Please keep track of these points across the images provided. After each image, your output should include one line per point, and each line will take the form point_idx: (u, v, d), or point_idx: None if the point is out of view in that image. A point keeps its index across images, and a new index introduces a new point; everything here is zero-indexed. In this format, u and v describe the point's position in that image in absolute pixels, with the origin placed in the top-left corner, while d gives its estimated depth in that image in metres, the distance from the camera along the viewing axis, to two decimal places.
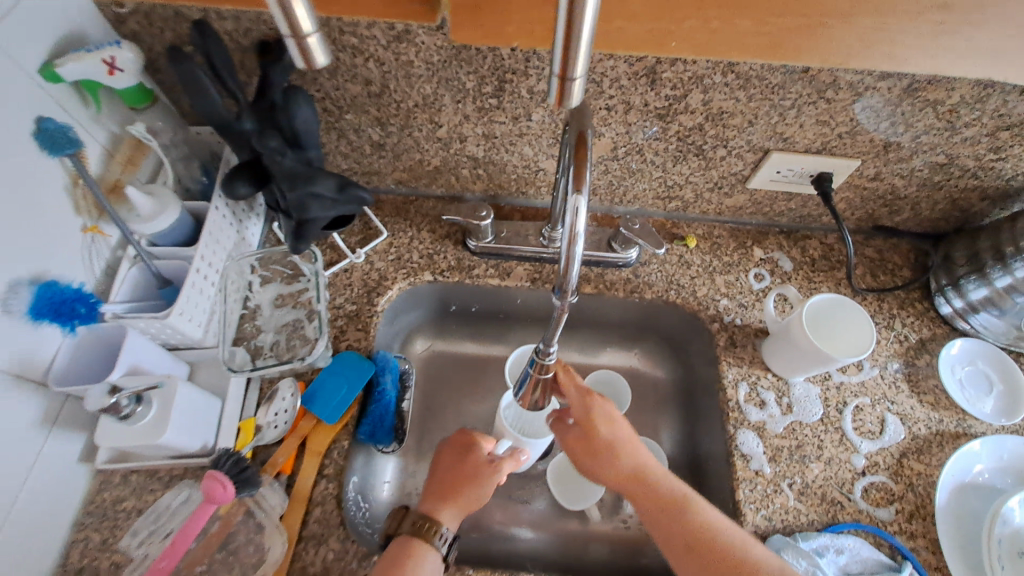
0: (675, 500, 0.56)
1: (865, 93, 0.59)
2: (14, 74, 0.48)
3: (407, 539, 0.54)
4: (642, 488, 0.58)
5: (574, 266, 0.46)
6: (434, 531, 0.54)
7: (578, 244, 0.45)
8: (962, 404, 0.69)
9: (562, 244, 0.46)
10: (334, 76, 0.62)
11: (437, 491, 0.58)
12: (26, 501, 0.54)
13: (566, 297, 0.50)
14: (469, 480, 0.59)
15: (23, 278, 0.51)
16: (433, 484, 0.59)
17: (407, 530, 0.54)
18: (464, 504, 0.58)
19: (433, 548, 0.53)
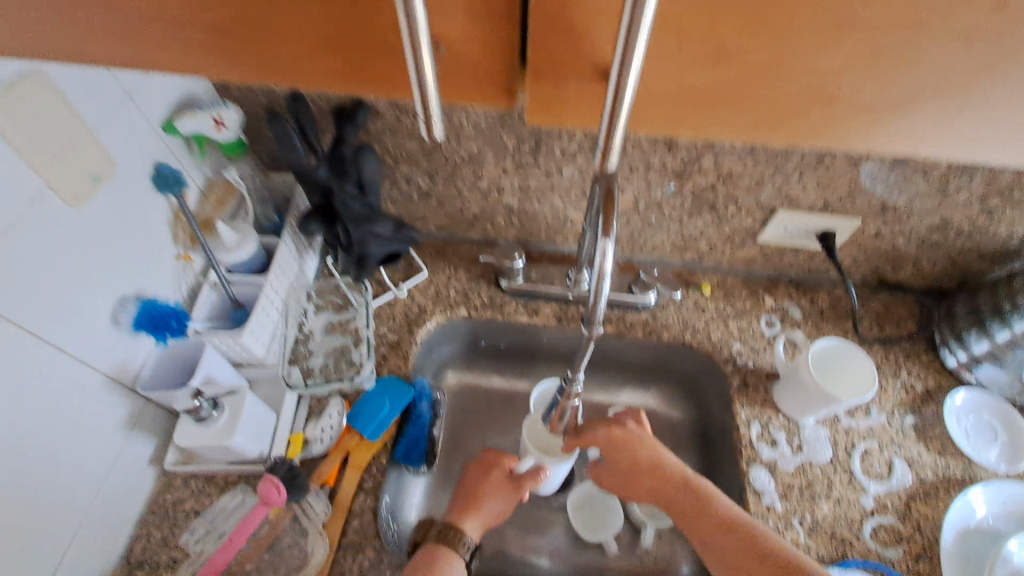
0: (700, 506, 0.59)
1: (862, 161, 0.66)
2: (142, 128, 0.59)
3: (434, 545, 0.61)
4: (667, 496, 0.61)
5: (601, 299, 0.55)
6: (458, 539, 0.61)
7: (605, 281, 0.53)
8: (967, 451, 0.72)
9: (591, 281, 0.54)
10: (395, 135, 0.72)
11: (463, 502, 0.66)
12: (105, 495, 0.60)
13: (592, 327, 0.58)
14: (495, 492, 0.66)
15: (129, 294, 0.60)
16: (461, 496, 0.67)
17: (434, 538, 0.62)
18: (487, 515, 0.65)
19: (458, 554, 0.60)
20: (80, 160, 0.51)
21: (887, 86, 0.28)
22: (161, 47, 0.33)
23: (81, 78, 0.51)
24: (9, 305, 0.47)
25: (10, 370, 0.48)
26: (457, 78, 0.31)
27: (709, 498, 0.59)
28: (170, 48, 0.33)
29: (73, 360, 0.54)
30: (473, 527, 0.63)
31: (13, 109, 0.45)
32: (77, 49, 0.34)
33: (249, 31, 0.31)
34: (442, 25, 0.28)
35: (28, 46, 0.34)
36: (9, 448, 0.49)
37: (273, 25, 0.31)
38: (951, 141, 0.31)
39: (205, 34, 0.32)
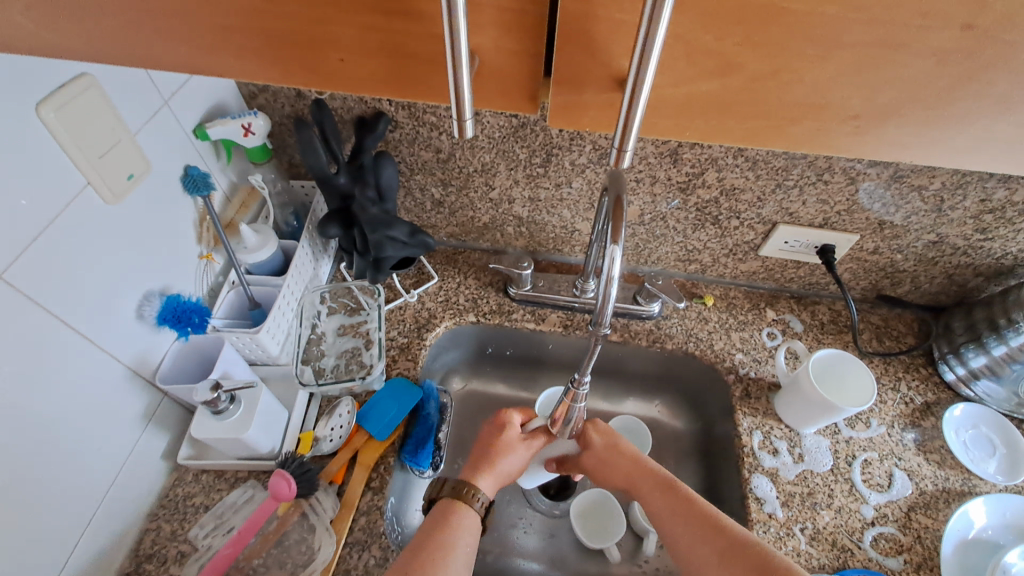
0: (683, 496, 0.60)
1: (859, 178, 0.69)
2: (176, 132, 0.62)
3: (449, 501, 0.59)
4: (653, 488, 0.62)
5: (608, 305, 0.57)
6: (475, 493, 0.60)
7: (613, 286, 0.55)
8: (966, 463, 0.73)
9: (600, 285, 0.57)
10: (412, 145, 0.75)
11: (477, 461, 0.66)
12: (119, 486, 0.61)
13: (600, 327, 0.60)
14: (511, 456, 0.67)
15: (155, 290, 0.62)
16: (476, 456, 0.67)
17: (448, 493, 0.60)
18: (501, 476, 0.65)
19: (472, 509, 0.59)
20: (121, 160, 0.54)
21: (875, 98, 0.31)
22: (215, 53, 0.36)
23: (124, 83, 0.54)
24: (44, 294, 0.50)
25: (43, 356, 0.50)
26: (489, 84, 0.34)
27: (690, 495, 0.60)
28: (222, 53, 0.36)
29: (100, 351, 0.56)
30: (488, 484, 0.63)
31: (63, 111, 0.48)
32: (132, 51, 0.37)
33: (299, 39, 0.34)
34: (478, 38, 0.31)
35: (88, 47, 0.37)
36: (35, 433, 0.51)
37: (320, 34, 0.34)
38: (940, 150, 0.33)
39: (258, 41, 0.35)
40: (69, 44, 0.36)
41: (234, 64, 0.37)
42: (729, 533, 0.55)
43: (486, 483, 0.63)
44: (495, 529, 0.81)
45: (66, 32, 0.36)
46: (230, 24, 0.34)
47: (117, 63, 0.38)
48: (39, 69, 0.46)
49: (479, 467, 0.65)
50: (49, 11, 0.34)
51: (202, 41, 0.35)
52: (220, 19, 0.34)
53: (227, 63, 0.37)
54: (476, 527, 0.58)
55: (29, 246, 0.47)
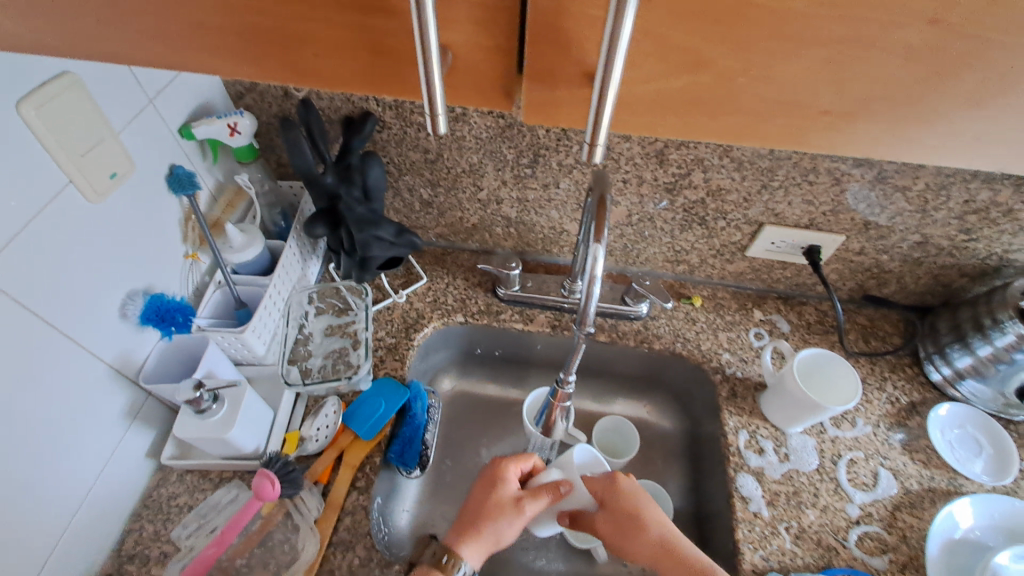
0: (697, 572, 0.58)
1: (843, 179, 0.70)
2: (161, 132, 0.62)
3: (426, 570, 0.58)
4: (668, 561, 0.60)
5: (591, 304, 0.58)
6: (455, 566, 0.58)
7: (595, 285, 0.56)
8: (952, 463, 0.74)
9: (583, 284, 0.57)
10: (399, 146, 0.76)
11: (466, 525, 0.61)
12: (102, 486, 0.61)
13: (584, 327, 0.61)
14: (507, 521, 0.61)
15: (139, 289, 0.62)
16: (466, 515, 0.62)
17: (427, 560, 0.59)
18: (490, 544, 0.61)
19: None
20: (104, 158, 0.54)
21: (844, 94, 0.31)
22: (191, 49, 0.36)
23: (107, 81, 0.54)
24: (25, 291, 0.49)
25: (24, 354, 0.50)
26: (464, 81, 0.34)
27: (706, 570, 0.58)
28: (199, 50, 0.36)
29: (82, 350, 0.56)
30: (473, 555, 0.60)
31: (45, 108, 0.48)
32: (110, 47, 0.37)
33: (275, 36, 0.34)
34: (451, 35, 0.31)
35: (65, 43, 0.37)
36: (15, 432, 0.50)
37: (295, 30, 0.34)
38: (911, 145, 0.33)
39: (234, 37, 0.35)
40: (46, 39, 0.37)
41: (211, 59, 0.37)
42: None
43: (471, 554, 0.60)
44: None
45: (42, 27, 0.36)
46: (206, 20, 0.34)
47: (94, 59, 0.38)
48: (20, 65, 0.46)
49: (466, 532, 0.61)
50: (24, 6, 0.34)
51: (178, 38, 0.35)
52: (195, 15, 0.34)
53: (204, 59, 0.37)
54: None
55: (10, 242, 0.47)
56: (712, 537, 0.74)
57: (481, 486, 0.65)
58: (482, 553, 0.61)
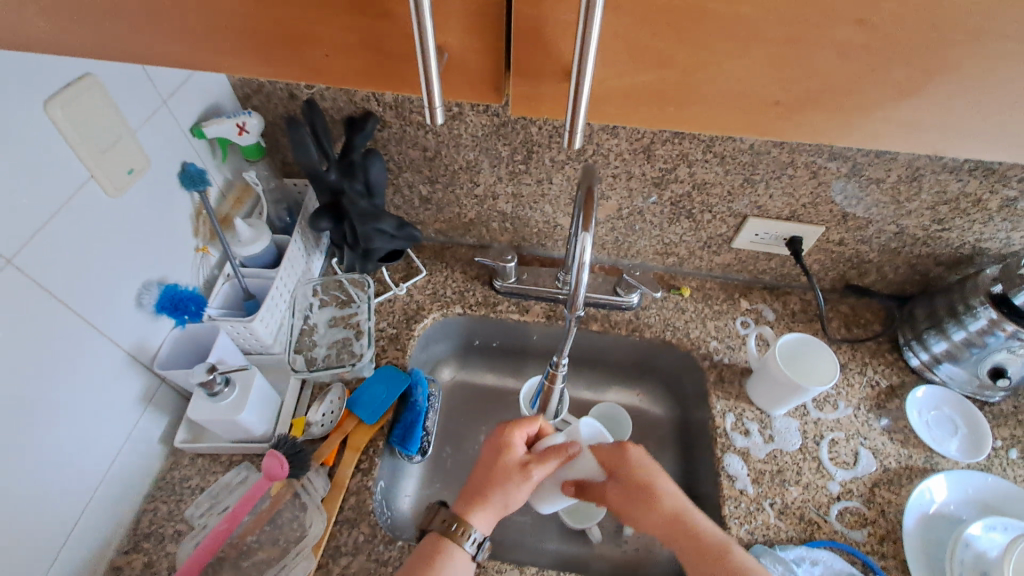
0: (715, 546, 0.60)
1: (820, 172, 0.74)
2: (173, 131, 0.65)
3: (436, 539, 0.60)
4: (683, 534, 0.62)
5: (580, 290, 0.62)
6: (465, 533, 0.61)
7: (584, 271, 0.59)
8: (929, 443, 0.77)
9: (573, 271, 0.61)
10: (399, 144, 0.79)
11: (476, 493, 0.64)
12: (119, 467, 0.64)
13: (573, 311, 0.65)
14: (514, 487, 0.64)
15: (153, 279, 0.65)
16: (475, 483, 0.65)
17: (436, 528, 0.61)
18: (498, 510, 0.63)
19: (461, 548, 0.60)
20: (123, 154, 0.58)
21: (794, 87, 0.34)
22: (209, 51, 0.40)
23: (125, 83, 0.58)
24: (50, 278, 0.53)
25: (48, 339, 0.53)
26: (456, 77, 0.38)
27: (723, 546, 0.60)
28: (216, 52, 0.40)
29: (102, 336, 0.59)
30: (483, 521, 0.62)
31: (68, 107, 0.52)
32: (132, 50, 0.40)
33: (286, 38, 0.38)
34: (444, 37, 0.35)
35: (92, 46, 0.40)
36: (41, 412, 0.54)
37: (305, 33, 0.37)
38: (855, 134, 0.37)
39: (249, 40, 0.38)
40: (77, 43, 0.40)
41: (228, 60, 0.40)
42: None
43: (481, 520, 0.62)
44: None
45: (71, 31, 0.39)
46: (223, 25, 0.38)
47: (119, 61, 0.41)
48: (45, 68, 0.50)
49: (474, 500, 0.63)
50: (56, 13, 0.38)
51: (197, 41, 0.39)
52: (213, 20, 0.37)
53: (221, 60, 0.40)
54: (465, 564, 0.60)
55: (37, 233, 0.51)
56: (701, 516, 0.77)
57: (487, 455, 0.67)
58: (490, 520, 0.63)
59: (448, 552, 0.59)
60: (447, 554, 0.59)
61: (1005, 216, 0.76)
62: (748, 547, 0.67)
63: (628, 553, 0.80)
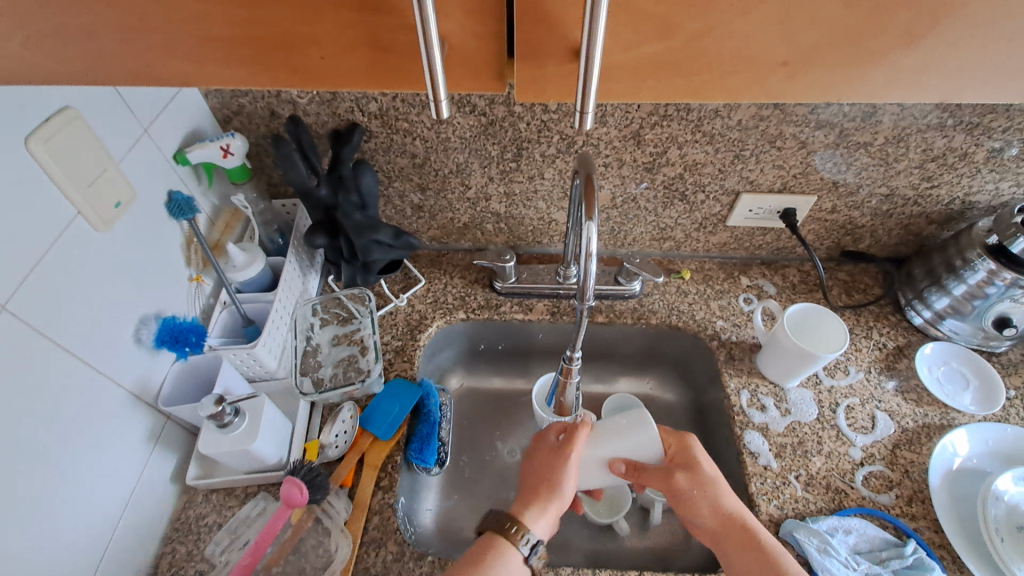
0: (762, 547, 0.60)
1: (809, 142, 0.74)
2: (156, 159, 0.64)
3: (490, 540, 0.60)
4: (733, 534, 0.61)
5: (590, 280, 0.61)
6: (522, 535, 0.60)
7: (592, 261, 0.59)
8: (943, 399, 0.78)
9: (580, 261, 0.60)
10: (388, 153, 0.78)
11: (529, 496, 0.63)
12: (132, 511, 0.61)
13: (583, 302, 0.64)
14: (566, 484, 0.63)
15: (150, 314, 0.64)
16: (528, 486, 0.64)
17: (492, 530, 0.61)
18: (555, 512, 0.63)
19: (516, 548, 0.59)
20: (110, 187, 0.56)
21: (799, 45, 0.34)
22: (201, 61, 0.39)
23: (104, 113, 0.56)
24: (46, 322, 0.51)
25: (49, 384, 0.51)
26: (460, 67, 0.37)
27: (768, 547, 0.60)
28: (207, 63, 0.39)
29: (102, 377, 0.57)
30: (540, 523, 0.61)
31: (51, 142, 0.50)
32: (122, 66, 0.39)
33: (279, 40, 0.37)
34: (446, 25, 0.34)
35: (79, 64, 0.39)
36: (46, 461, 0.51)
37: (298, 37, 0.37)
38: (857, 87, 0.37)
39: (242, 50, 0.38)
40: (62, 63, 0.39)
41: (222, 72, 0.39)
42: None
43: (538, 524, 0.61)
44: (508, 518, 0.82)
45: (55, 53, 0.38)
46: (216, 33, 0.37)
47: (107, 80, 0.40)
48: (24, 103, 0.48)
49: (530, 502, 0.63)
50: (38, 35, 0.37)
51: (189, 54, 0.38)
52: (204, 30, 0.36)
53: (212, 71, 0.39)
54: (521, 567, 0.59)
55: (29, 274, 0.49)
56: None
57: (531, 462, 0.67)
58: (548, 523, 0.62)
59: (505, 550, 0.58)
60: (504, 555, 0.58)
61: (992, 167, 0.77)
62: (780, 523, 0.67)
63: (658, 542, 0.79)
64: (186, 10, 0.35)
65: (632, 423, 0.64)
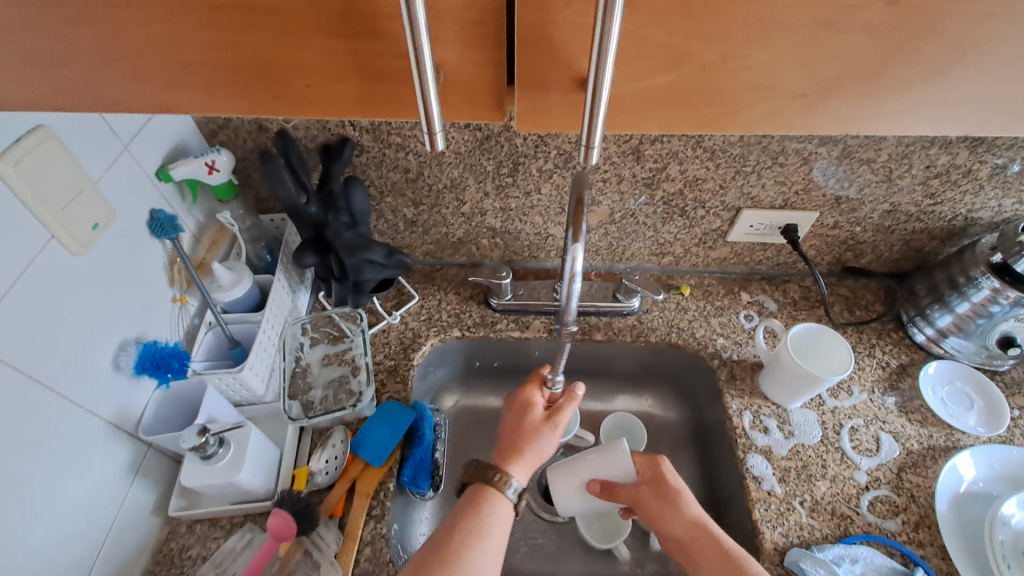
0: (729, 553, 0.58)
1: (812, 158, 0.73)
2: (138, 176, 0.61)
3: (477, 490, 0.61)
4: (701, 543, 0.60)
5: (572, 301, 0.60)
6: (506, 481, 0.61)
7: (575, 282, 0.57)
8: (947, 419, 0.76)
9: (563, 282, 0.58)
10: (379, 168, 0.76)
11: (510, 443, 0.66)
12: (111, 545, 0.58)
13: (565, 324, 0.64)
14: (547, 443, 0.66)
15: (130, 338, 0.61)
16: (509, 437, 0.67)
17: (477, 480, 0.62)
18: (535, 460, 0.65)
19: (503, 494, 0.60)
20: (86, 209, 0.54)
21: None
22: (189, 85, 0.38)
23: (81, 131, 0.54)
24: (16, 354, 0.48)
25: (22, 417, 0.49)
26: (455, 94, 0.37)
27: (736, 556, 0.57)
28: (198, 88, 0.38)
29: (78, 408, 0.55)
30: (522, 469, 0.64)
31: (23, 164, 0.47)
32: (106, 87, 0.38)
33: (267, 68, 0.36)
34: (442, 53, 0.34)
35: (66, 84, 0.38)
36: (19, 499, 0.48)
37: (293, 65, 0.36)
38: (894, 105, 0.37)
39: (234, 74, 0.37)
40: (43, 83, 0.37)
41: (216, 94, 0.39)
42: None
43: (520, 473, 0.63)
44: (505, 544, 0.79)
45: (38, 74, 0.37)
46: (206, 60, 0.36)
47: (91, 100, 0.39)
48: None
49: (513, 453, 0.64)
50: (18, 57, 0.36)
51: (181, 82, 0.38)
52: (194, 55, 0.36)
53: (201, 98, 0.39)
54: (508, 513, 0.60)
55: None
56: (729, 520, 0.75)
57: (512, 416, 0.69)
58: (529, 470, 0.64)
59: (493, 499, 0.60)
60: (491, 505, 0.59)
61: (996, 184, 0.75)
62: (786, 551, 0.65)
63: (659, 569, 0.77)
64: (176, 36, 0.35)
65: (607, 450, 0.67)
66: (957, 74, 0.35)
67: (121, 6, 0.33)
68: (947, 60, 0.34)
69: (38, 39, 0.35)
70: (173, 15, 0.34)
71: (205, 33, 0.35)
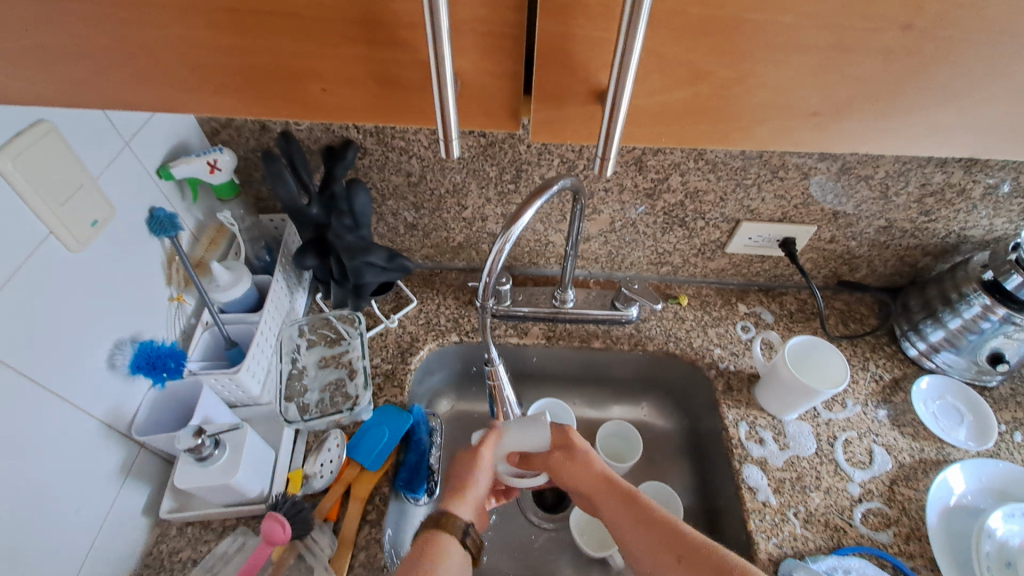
0: (630, 494, 0.63)
1: (811, 174, 0.74)
2: (138, 173, 0.61)
3: (429, 536, 0.59)
4: (604, 493, 0.64)
5: (499, 259, 0.58)
6: (456, 524, 0.60)
7: (509, 243, 0.56)
8: (938, 433, 0.77)
9: (495, 244, 0.57)
10: (382, 171, 0.76)
11: (456, 486, 0.65)
12: (101, 547, 0.57)
13: (486, 301, 0.63)
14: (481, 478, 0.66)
15: (126, 337, 0.60)
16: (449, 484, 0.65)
17: (429, 526, 0.60)
18: (476, 500, 0.64)
19: (456, 540, 0.59)
20: (85, 205, 0.53)
21: None
22: (204, 86, 0.38)
23: (81, 125, 0.53)
24: (9, 352, 0.47)
25: (18, 413, 0.48)
26: (470, 102, 0.38)
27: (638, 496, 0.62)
28: (211, 91, 0.38)
29: (74, 406, 0.54)
30: (466, 511, 0.62)
31: (20, 159, 0.47)
32: (124, 86, 0.38)
33: (284, 74, 0.37)
34: (460, 62, 0.34)
35: (82, 83, 0.38)
36: (15, 494, 0.48)
37: (310, 71, 0.37)
38: (907, 126, 0.38)
39: (252, 80, 0.37)
40: (62, 79, 0.37)
41: (231, 97, 0.39)
42: (662, 527, 0.58)
43: (462, 510, 0.62)
44: (498, 549, 0.79)
45: (59, 71, 0.37)
46: (226, 63, 0.36)
47: (109, 95, 0.39)
48: None
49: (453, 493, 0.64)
50: (41, 53, 0.36)
51: (189, 81, 0.37)
52: (212, 58, 0.36)
53: (210, 99, 0.39)
54: (463, 557, 0.58)
55: None
56: (724, 531, 0.75)
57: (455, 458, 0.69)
58: (473, 508, 0.63)
59: (445, 543, 0.58)
60: (445, 548, 0.57)
61: (987, 204, 0.77)
62: (779, 562, 0.65)
63: None
64: (191, 39, 0.35)
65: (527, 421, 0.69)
66: (964, 100, 0.36)
67: (134, 5, 0.33)
68: (954, 84, 0.35)
69: (52, 36, 0.35)
70: (192, 19, 0.34)
71: (222, 38, 0.35)
